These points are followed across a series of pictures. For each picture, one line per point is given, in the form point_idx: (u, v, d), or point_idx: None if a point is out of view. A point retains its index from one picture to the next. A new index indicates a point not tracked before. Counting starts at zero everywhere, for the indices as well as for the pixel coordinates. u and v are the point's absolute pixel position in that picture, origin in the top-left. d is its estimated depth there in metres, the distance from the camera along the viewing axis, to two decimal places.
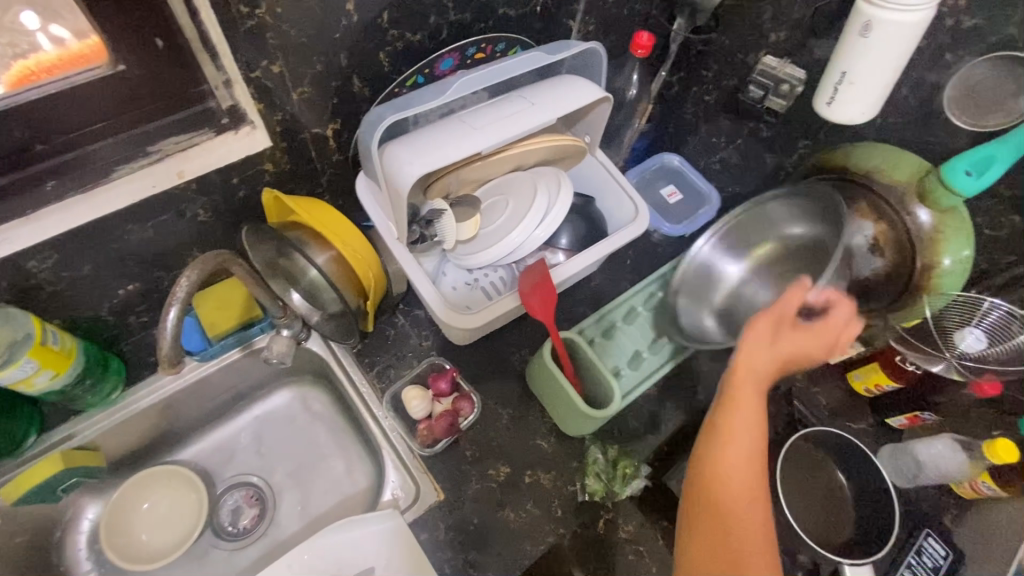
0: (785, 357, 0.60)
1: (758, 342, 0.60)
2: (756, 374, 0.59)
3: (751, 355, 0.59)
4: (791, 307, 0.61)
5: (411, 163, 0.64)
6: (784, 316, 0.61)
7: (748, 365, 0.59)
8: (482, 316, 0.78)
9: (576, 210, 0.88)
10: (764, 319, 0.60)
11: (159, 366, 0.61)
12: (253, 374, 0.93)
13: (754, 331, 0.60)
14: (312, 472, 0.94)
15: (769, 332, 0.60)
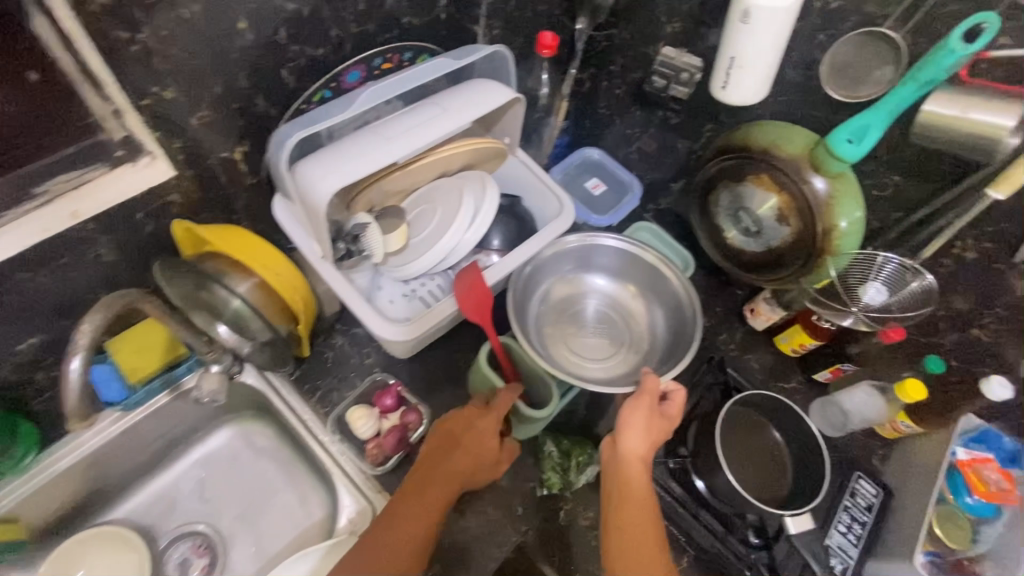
0: (652, 439, 0.67)
1: (627, 441, 0.67)
2: (635, 458, 0.67)
3: (630, 451, 0.67)
4: (637, 413, 0.67)
5: (326, 179, 0.63)
6: (641, 418, 0.67)
7: (627, 457, 0.67)
8: (416, 328, 0.76)
9: (504, 210, 0.89)
10: (625, 429, 0.67)
11: (67, 422, 0.59)
12: (186, 417, 0.88)
13: (622, 437, 0.67)
14: (263, 510, 0.90)
15: (633, 425, 0.67)
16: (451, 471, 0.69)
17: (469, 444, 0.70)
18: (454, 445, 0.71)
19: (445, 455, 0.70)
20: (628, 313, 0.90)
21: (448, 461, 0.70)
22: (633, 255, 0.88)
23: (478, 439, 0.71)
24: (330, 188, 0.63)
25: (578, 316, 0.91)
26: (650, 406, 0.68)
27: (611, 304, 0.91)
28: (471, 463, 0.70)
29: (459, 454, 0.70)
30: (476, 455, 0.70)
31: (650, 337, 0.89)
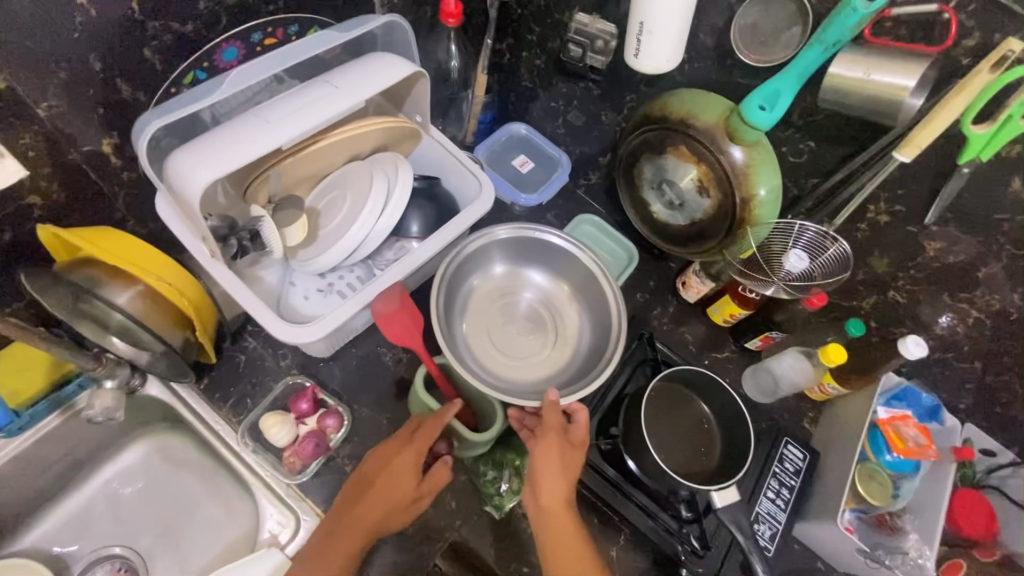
0: (567, 471, 0.67)
1: (542, 481, 0.66)
2: (554, 495, 0.65)
3: (547, 490, 0.65)
4: (546, 452, 0.67)
5: (197, 172, 0.57)
6: (550, 456, 0.67)
7: (546, 498, 0.65)
8: (324, 326, 0.71)
9: (422, 193, 0.84)
10: (538, 471, 0.67)
11: None
12: (88, 436, 0.81)
13: (536, 477, 0.67)
14: (185, 526, 0.84)
15: (545, 462, 0.67)
16: (360, 520, 0.66)
17: (381, 487, 0.67)
18: (369, 485, 0.67)
19: (359, 498, 0.67)
20: (561, 310, 0.86)
21: (360, 506, 0.66)
22: (574, 256, 0.83)
23: (394, 479, 0.67)
24: (204, 179, 0.57)
25: (508, 310, 0.86)
26: (553, 443, 0.67)
27: (544, 299, 0.87)
28: (382, 506, 0.66)
29: (370, 498, 0.66)
30: (388, 498, 0.66)
31: (584, 334, 0.84)
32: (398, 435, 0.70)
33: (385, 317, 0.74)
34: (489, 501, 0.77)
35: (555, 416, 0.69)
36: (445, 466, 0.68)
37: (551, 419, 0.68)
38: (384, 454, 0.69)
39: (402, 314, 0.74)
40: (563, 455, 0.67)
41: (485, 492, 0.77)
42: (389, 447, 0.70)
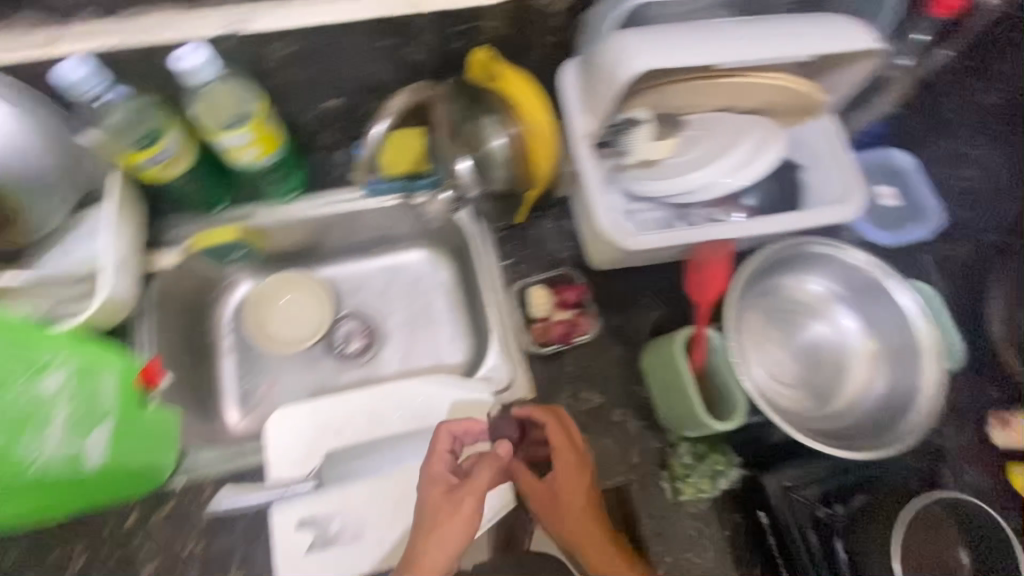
0: (588, 507, 0.67)
1: (567, 521, 0.67)
2: (592, 538, 0.66)
3: (576, 530, 0.66)
4: (570, 478, 0.68)
5: (639, 59, 0.60)
6: (537, 486, 0.68)
7: (576, 537, 0.66)
8: (639, 243, 0.68)
9: (778, 172, 0.77)
10: (536, 501, 0.68)
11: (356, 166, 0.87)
12: (399, 225, 0.97)
13: (557, 516, 0.67)
14: (420, 329, 1.00)
15: (570, 501, 0.67)
16: (454, 531, 0.60)
17: (449, 517, 0.61)
18: (443, 496, 0.62)
19: (433, 522, 0.61)
20: (850, 364, 0.75)
21: (439, 532, 0.60)
22: (911, 326, 0.69)
23: (461, 502, 0.62)
24: (642, 65, 0.59)
25: (792, 328, 0.78)
26: (575, 469, 0.69)
27: (839, 345, 0.77)
28: (467, 525, 0.60)
29: (443, 523, 0.60)
30: (463, 521, 0.60)
31: (860, 401, 0.73)
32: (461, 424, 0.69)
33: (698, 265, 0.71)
34: (669, 479, 0.77)
35: (566, 453, 0.69)
36: (505, 446, 0.66)
37: (563, 453, 0.69)
38: (428, 475, 0.64)
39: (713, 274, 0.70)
40: (558, 481, 0.68)
41: (669, 469, 0.76)
42: (434, 473, 0.64)
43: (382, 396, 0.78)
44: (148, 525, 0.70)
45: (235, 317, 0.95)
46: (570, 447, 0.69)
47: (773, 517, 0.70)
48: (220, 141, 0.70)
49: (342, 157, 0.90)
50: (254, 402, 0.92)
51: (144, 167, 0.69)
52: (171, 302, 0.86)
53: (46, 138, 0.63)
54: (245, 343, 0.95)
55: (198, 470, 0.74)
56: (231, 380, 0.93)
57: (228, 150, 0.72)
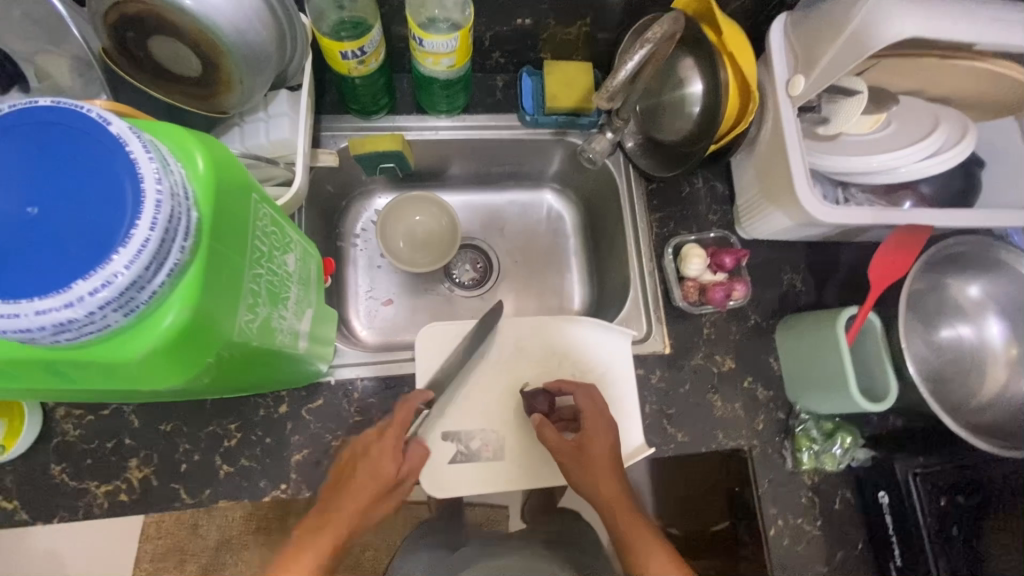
0: (614, 467, 0.69)
1: (594, 480, 0.68)
2: (616, 496, 0.68)
3: (605, 490, 0.68)
4: (597, 438, 0.70)
5: (896, 22, 0.58)
6: (564, 442, 0.70)
7: (600, 497, 0.68)
8: (837, 215, 0.69)
9: (961, 166, 0.76)
10: (565, 458, 0.69)
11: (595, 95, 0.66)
12: (537, 162, 0.96)
13: (588, 475, 0.68)
14: (537, 271, 0.99)
15: (598, 456, 0.69)
16: (369, 471, 0.64)
17: (366, 458, 0.65)
18: (344, 477, 0.64)
19: (348, 476, 0.64)
20: (986, 365, 0.76)
21: (351, 488, 0.63)
22: None
23: (379, 452, 0.65)
24: (903, 31, 0.58)
25: (932, 324, 0.79)
26: (605, 430, 0.70)
27: (976, 346, 0.78)
28: (374, 481, 0.63)
29: (355, 487, 0.63)
30: (378, 474, 0.64)
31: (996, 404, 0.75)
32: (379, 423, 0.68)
33: (883, 251, 0.73)
34: (792, 449, 0.79)
35: (596, 418, 0.71)
36: (546, 427, 0.71)
37: (590, 411, 0.71)
38: (361, 441, 0.67)
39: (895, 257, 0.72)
40: (585, 442, 0.70)
41: (794, 439, 0.78)
42: (366, 437, 0.67)
43: (528, 327, 0.81)
44: (299, 416, 0.72)
45: (367, 231, 0.96)
46: (598, 410, 0.71)
47: (896, 500, 0.73)
48: (425, 41, 0.66)
49: (501, 82, 0.88)
50: (376, 316, 0.92)
51: (343, 57, 0.67)
52: (314, 203, 0.86)
53: (266, 16, 0.58)
54: (373, 254, 0.96)
55: (347, 370, 0.75)
56: (358, 290, 0.93)
57: (425, 52, 0.69)
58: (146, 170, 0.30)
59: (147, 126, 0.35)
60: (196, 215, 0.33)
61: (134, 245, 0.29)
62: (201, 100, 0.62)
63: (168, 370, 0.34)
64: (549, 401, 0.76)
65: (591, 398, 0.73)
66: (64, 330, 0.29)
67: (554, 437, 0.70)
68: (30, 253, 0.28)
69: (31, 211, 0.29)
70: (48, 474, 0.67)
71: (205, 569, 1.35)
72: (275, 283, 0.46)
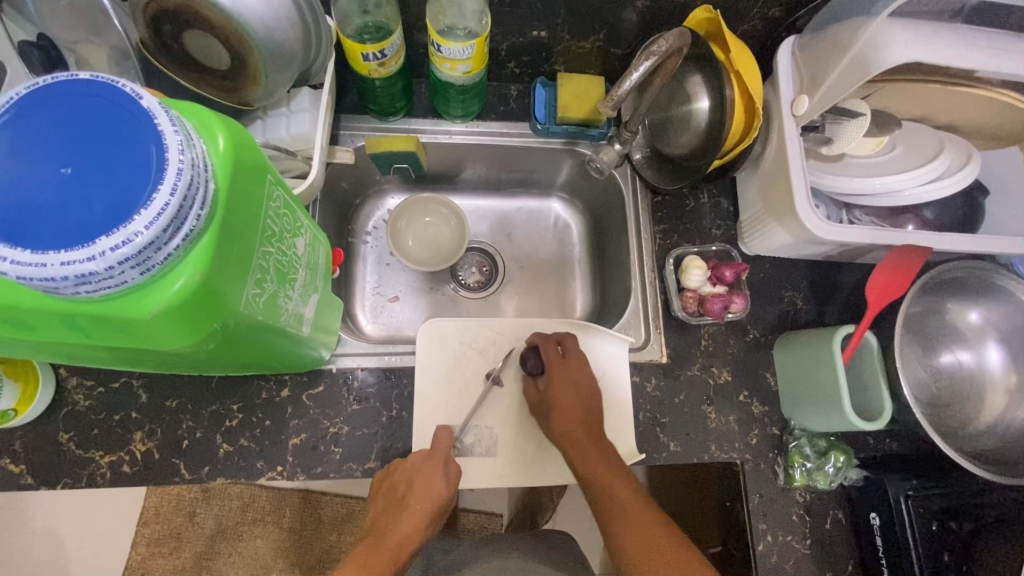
0: (577, 410, 0.74)
1: (557, 421, 0.73)
2: (586, 450, 0.71)
3: (571, 441, 0.72)
4: (565, 394, 0.75)
5: (897, 48, 0.60)
6: (528, 393, 0.76)
7: (564, 437, 0.73)
8: (837, 234, 0.70)
9: (965, 192, 0.77)
10: (537, 414, 0.76)
11: (599, 104, 0.68)
12: (547, 170, 0.98)
13: (555, 426, 0.74)
14: (542, 277, 1.01)
15: (560, 399, 0.74)
16: (430, 486, 0.69)
17: (420, 476, 0.69)
18: (395, 496, 0.69)
19: (401, 496, 0.69)
20: (986, 393, 0.76)
21: (409, 506, 0.68)
22: None
23: (426, 471, 0.70)
24: (902, 57, 0.59)
25: (931, 348, 0.79)
26: (567, 377, 0.76)
27: (975, 373, 0.77)
28: (432, 501, 0.68)
29: (412, 504, 0.68)
30: (434, 492, 0.68)
31: (993, 433, 0.74)
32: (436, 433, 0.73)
33: (879, 271, 0.74)
34: (785, 465, 0.78)
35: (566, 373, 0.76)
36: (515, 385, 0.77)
37: (554, 362, 0.77)
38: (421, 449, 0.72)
39: (894, 276, 0.73)
40: (551, 388, 0.75)
41: (788, 455, 0.78)
42: (413, 458, 0.71)
43: (526, 328, 0.83)
44: (300, 401, 0.74)
45: (378, 229, 0.99)
46: (560, 358, 0.77)
47: (887, 520, 0.73)
48: (442, 47, 0.70)
49: (516, 92, 0.91)
50: (381, 311, 0.95)
51: (364, 58, 0.71)
52: (329, 197, 0.89)
53: (294, 16, 0.61)
54: (382, 250, 0.98)
55: (348, 359, 0.77)
56: (366, 286, 0.96)
57: (443, 58, 0.72)
58: (171, 141, 0.32)
59: (176, 106, 0.38)
60: (213, 188, 0.36)
61: (154, 208, 0.31)
62: (228, 93, 0.66)
63: (176, 332, 0.37)
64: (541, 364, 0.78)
65: (555, 351, 0.79)
66: (84, 282, 0.31)
67: (527, 394, 0.77)
68: (62, 210, 0.31)
69: (65, 172, 0.31)
70: (57, 441, 0.69)
71: (200, 556, 1.36)
72: (283, 263, 0.49)
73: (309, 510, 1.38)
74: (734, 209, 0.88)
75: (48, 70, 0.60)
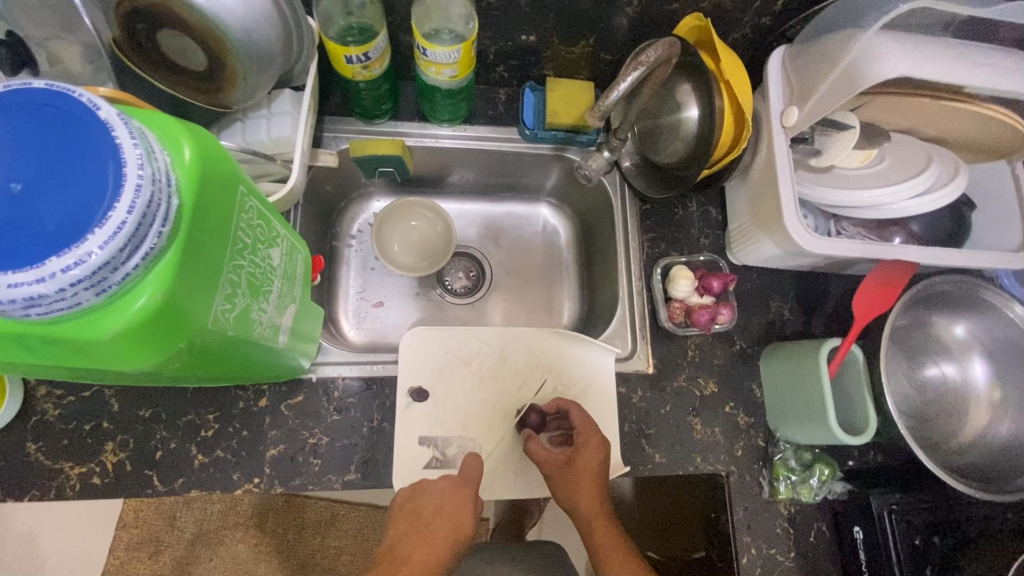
0: (599, 486, 0.69)
1: (576, 495, 0.69)
2: (596, 513, 0.69)
3: (586, 503, 0.68)
4: (586, 451, 0.70)
5: (889, 62, 0.59)
6: (551, 456, 0.70)
7: (581, 510, 0.69)
8: (825, 247, 0.70)
9: (952, 205, 0.77)
10: (551, 470, 0.70)
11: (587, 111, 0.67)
12: (536, 174, 0.96)
13: (572, 488, 0.69)
14: (529, 284, 0.99)
15: (584, 471, 0.69)
16: (464, 508, 0.67)
17: (484, 459, 0.70)
18: (455, 475, 0.69)
19: (462, 475, 0.69)
20: (970, 407, 0.76)
21: (470, 486, 0.68)
22: None
23: (491, 452, 0.70)
24: (892, 71, 0.59)
25: (918, 363, 0.78)
26: (596, 447, 0.70)
27: (959, 388, 0.77)
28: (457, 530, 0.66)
29: (473, 486, 0.68)
30: None
31: (975, 448, 0.74)
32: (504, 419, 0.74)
33: (867, 284, 0.73)
34: (770, 477, 0.77)
35: (588, 433, 0.71)
36: (533, 440, 0.71)
37: (583, 428, 0.71)
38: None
39: (883, 288, 0.73)
40: (575, 461, 0.70)
41: (773, 467, 0.77)
42: (480, 439, 0.72)
43: (513, 337, 0.81)
44: (278, 410, 0.72)
45: (363, 232, 0.98)
46: (591, 426, 0.71)
47: (871, 535, 0.73)
48: (428, 51, 0.68)
49: (504, 96, 0.90)
50: (364, 317, 0.93)
51: (347, 61, 0.69)
52: (311, 200, 0.87)
53: (275, 18, 0.59)
54: (366, 253, 0.97)
55: (329, 368, 0.75)
56: (349, 290, 0.94)
57: (429, 62, 0.70)
58: (129, 155, 0.31)
59: (139, 115, 0.36)
60: (177, 203, 0.34)
61: (110, 227, 0.30)
62: (205, 95, 0.64)
63: (138, 353, 0.35)
64: (541, 419, 0.75)
65: (584, 420, 0.72)
66: (34, 304, 0.29)
67: (540, 450, 0.71)
68: (10, 228, 0.29)
69: (14, 186, 0.30)
70: (24, 452, 0.67)
71: (179, 562, 1.33)
72: (257, 275, 0.47)
73: (292, 514, 1.36)
74: (722, 218, 0.87)
75: (15, 71, 0.58)
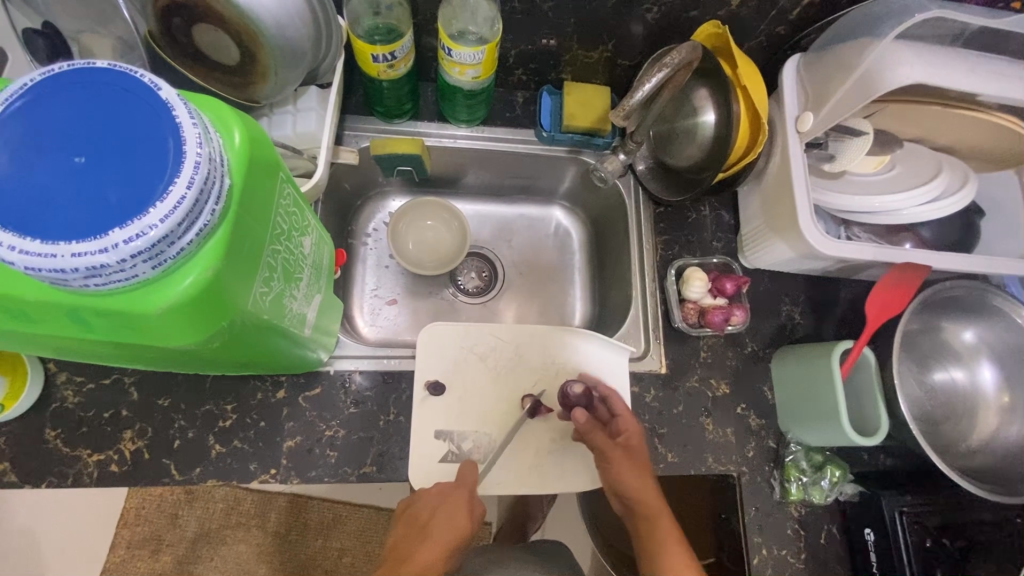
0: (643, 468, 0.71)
1: (626, 477, 0.69)
2: (653, 497, 0.69)
3: (637, 484, 0.69)
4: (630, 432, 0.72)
5: (904, 69, 0.61)
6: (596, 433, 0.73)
7: (635, 493, 0.69)
8: (839, 250, 0.71)
9: (961, 213, 0.78)
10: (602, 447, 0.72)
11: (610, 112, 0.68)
12: (551, 176, 0.98)
13: (621, 468, 0.70)
14: (541, 285, 1.00)
15: (632, 451, 0.71)
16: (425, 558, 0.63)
17: (444, 509, 0.67)
18: (418, 522, 0.66)
19: (424, 523, 0.66)
20: (978, 412, 0.77)
21: (431, 533, 0.65)
22: None
23: (451, 500, 0.68)
24: (908, 78, 0.61)
25: (926, 367, 0.79)
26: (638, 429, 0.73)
27: (967, 393, 0.78)
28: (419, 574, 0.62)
29: (432, 533, 0.65)
30: (457, 525, 0.65)
31: (982, 453, 0.75)
32: (464, 470, 0.71)
33: (880, 287, 0.74)
34: (781, 479, 0.78)
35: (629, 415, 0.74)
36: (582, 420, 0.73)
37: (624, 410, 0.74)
38: (431, 493, 0.69)
39: (899, 290, 0.74)
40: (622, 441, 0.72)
41: (784, 468, 0.78)
42: (442, 486, 0.70)
43: (528, 334, 0.82)
44: (296, 402, 0.73)
45: (378, 231, 0.99)
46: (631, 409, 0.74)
47: (882, 537, 0.73)
48: (454, 52, 0.70)
49: (521, 99, 0.92)
50: (379, 314, 0.94)
51: (374, 59, 0.70)
52: (330, 196, 0.88)
53: (307, 14, 0.61)
54: (381, 250, 0.98)
55: (346, 362, 0.76)
56: (364, 287, 0.95)
57: (454, 62, 0.72)
58: (189, 134, 0.32)
59: (192, 98, 0.37)
60: (228, 183, 0.35)
61: (170, 201, 0.31)
62: (235, 89, 0.65)
63: (184, 328, 0.36)
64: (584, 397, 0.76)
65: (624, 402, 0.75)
66: (94, 274, 0.30)
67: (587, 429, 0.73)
68: (76, 200, 0.30)
69: (79, 160, 0.31)
70: (42, 438, 0.67)
71: (180, 560, 1.32)
72: (290, 262, 0.48)
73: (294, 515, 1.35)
74: (735, 222, 0.89)
75: (53, 61, 0.60)
